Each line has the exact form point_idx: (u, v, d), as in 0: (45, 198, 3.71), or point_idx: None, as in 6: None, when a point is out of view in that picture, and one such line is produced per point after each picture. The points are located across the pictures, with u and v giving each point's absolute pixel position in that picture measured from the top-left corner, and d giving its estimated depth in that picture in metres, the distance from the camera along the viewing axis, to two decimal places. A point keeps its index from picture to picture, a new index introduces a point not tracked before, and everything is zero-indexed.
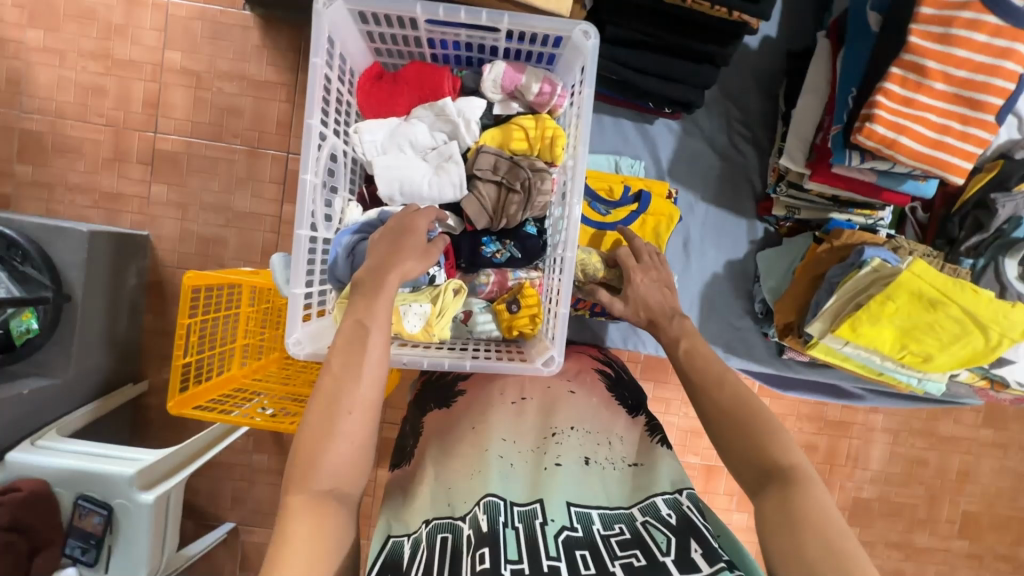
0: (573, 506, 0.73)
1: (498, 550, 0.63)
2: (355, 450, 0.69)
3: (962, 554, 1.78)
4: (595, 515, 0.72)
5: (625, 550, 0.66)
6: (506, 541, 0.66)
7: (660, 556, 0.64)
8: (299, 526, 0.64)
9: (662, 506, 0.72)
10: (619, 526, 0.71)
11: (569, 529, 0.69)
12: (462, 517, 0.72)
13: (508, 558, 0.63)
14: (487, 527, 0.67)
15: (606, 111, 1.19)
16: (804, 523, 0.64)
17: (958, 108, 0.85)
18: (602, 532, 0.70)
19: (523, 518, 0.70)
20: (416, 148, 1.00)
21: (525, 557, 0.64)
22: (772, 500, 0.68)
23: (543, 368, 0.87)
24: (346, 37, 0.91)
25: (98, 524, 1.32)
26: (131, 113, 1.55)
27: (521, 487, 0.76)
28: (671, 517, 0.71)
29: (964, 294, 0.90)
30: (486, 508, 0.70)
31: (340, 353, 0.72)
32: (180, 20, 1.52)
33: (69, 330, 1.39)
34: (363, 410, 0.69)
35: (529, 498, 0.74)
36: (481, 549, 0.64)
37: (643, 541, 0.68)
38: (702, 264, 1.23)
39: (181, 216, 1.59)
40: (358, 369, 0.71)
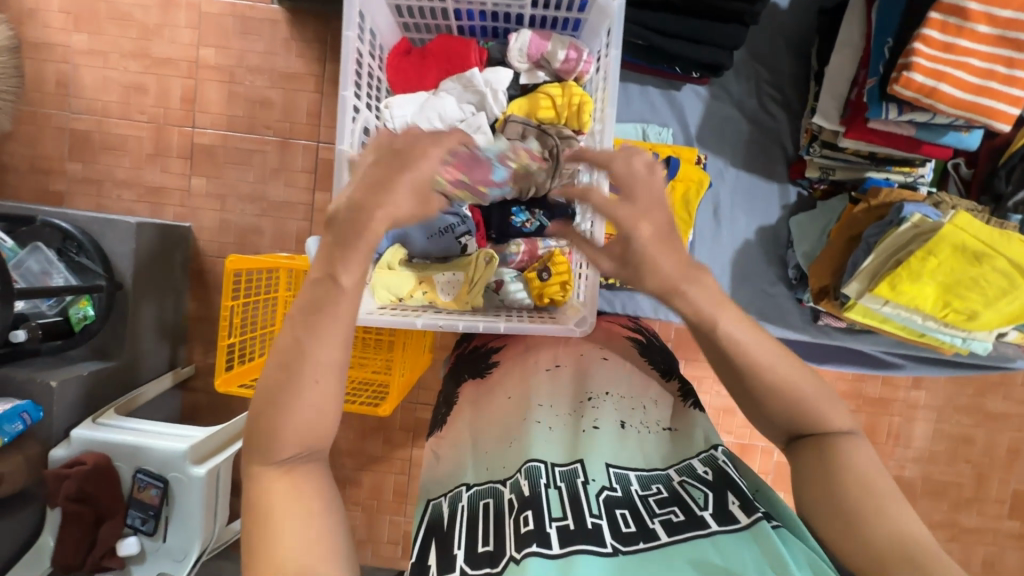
0: (612, 467, 0.73)
1: (542, 511, 0.64)
2: (326, 409, 0.59)
3: (1012, 534, 1.72)
4: (632, 476, 0.72)
5: (663, 508, 0.67)
6: (550, 501, 0.66)
7: (698, 511, 0.65)
8: (276, 491, 0.58)
9: (697, 464, 0.73)
10: (656, 487, 0.71)
11: (609, 489, 0.70)
12: (503, 481, 0.73)
13: (552, 516, 0.64)
14: (529, 491, 0.68)
15: (632, 79, 1.18)
16: (843, 478, 0.62)
17: (1003, 51, 0.82)
18: (640, 492, 0.70)
19: (564, 476, 0.71)
20: (445, 120, 1.00)
21: (569, 514, 0.65)
22: (806, 455, 0.66)
23: (576, 330, 0.88)
24: (375, 12, 0.93)
25: (155, 496, 1.40)
26: (170, 109, 1.62)
27: (559, 448, 0.76)
28: (706, 474, 0.72)
29: (1009, 245, 0.88)
30: (527, 473, 0.71)
31: (303, 312, 0.58)
32: (212, 18, 1.58)
33: (122, 315, 1.48)
34: (329, 375, 0.58)
35: (569, 458, 0.74)
36: (525, 512, 0.65)
37: (680, 498, 0.68)
38: (733, 231, 1.22)
39: (220, 207, 1.65)
40: (320, 327, 0.57)
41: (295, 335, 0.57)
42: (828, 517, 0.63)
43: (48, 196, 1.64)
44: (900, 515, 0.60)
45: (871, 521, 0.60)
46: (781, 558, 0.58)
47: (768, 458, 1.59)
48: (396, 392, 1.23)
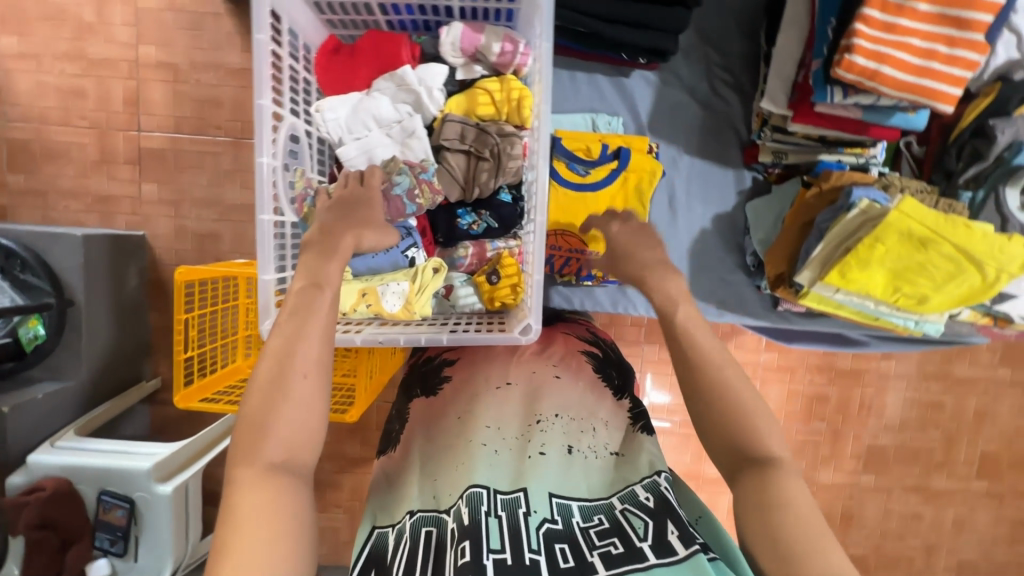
0: (555, 497, 0.72)
1: (480, 542, 0.64)
2: (312, 414, 0.68)
3: (982, 494, 1.75)
4: (574, 507, 0.72)
5: (603, 540, 0.67)
6: (490, 530, 0.66)
7: (638, 542, 0.66)
8: (246, 498, 0.62)
9: (640, 490, 0.73)
10: (598, 518, 0.71)
11: (550, 521, 0.69)
12: (446, 510, 0.73)
13: (491, 547, 0.64)
14: (469, 520, 0.67)
15: (580, 68, 1.14)
16: (781, 510, 0.65)
17: (944, 29, 0.79)
18: (581, 524, 0.70)
19: (507, 506, 0.69)
20: (381, 123, 0.96)
21: (508, 548, 0.64)
22: (748, 482, 0.69)
23: (521, 338, 0.86)
24: (292, 10, 0.87)
25: (122, 517, 1.36)
26: (112, 113, 1.53)
27: (504, 474, 0.75)
28: (649, 501, 0.71)
29: (955, 230, 0.86)
30: (469, 501, 0.70)
31: (290, 319, 0.71)
32: (150, 13, 1.49)
33: (76, 333, 1.41)
34: (316, 372, 0.69)
35: (512, 486, 0.73)
36: (463, 544, 0.64)
37: (621, 528, 0.68)
38: (689, 220, 1.19)
39: (174, 214, 1.58)
40: (310, 328, 0.70)
41: (287, 341, 0.69)
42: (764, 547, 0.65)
43: None
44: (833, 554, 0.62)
45: (805, 559, 0.62)
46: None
47: None
48: (366, 394, 1.17)
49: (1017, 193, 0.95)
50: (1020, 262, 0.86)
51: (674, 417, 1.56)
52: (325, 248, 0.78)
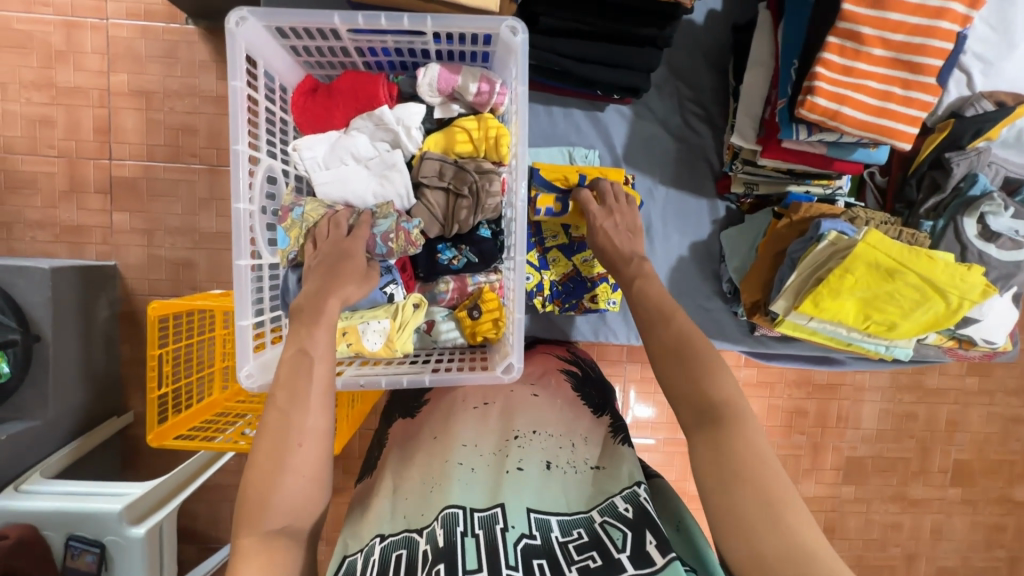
0: (533, 512, 0.67)
1: (455, 563, 0.59)
2: (319, 480, 0.71)
3: (957, 501, 1.79)
4: (553, 522, 0.67)
5: (581, 554, 0.63)
6: (465, 551, 0.61)
7: (615, 553, 0.62)
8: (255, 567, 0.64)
9: (619, 501, 0.69)
10: (577, 532, 0.66)
11: (528, 537, 0.64)
12: (418, 530, 0.67)
13: (466, 569, 0.59)
14: (444, 541, 0.62)
15: (556, 102, 1.16)
16: (743, 479, 0.63)
17: (899, 72, 0.84)
18: (560, 539, 0.66)
19: (484, 523, 0.65)
20: (359, 159, 0.96)
21: (485, 565, 0.60)
22: (705, 443, 0.67)
23: (504, 376, 0.85)
24: (268, 54, 0.88)
25: (91, 563, 1.30)
26: (82, 141, 1.50)
27: (480, 492, 0.70)
28: (627, 512, 0.67)
29: (919, 261, 0.90)
30: (443, 522, 0.65)
31: (286, 387, 0.73)
32: (122, 41, 1.47)
33: (43, 368, 1.35)
34: (312, 441, 0.71)
35: (489, 502, 0.68)
36: (437, 566, 0.60)
37: (600, 541, 0.64)
38: (667, 248, 1.21)
39: (147, 243, 1.55)
40: (305, 399, 0.72)
41: (283, 413, 0.71)
42: (725, 520, 0.63)
43: None
44: (797, 522, 0.60)
45: (766, 531, 0.60)
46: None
47: None
48: (348, 426, 1.15)
49: (974, 221, 1.00)
50: (979, 291, 0.90)
51: (657, 436, 1.53)
52: (310, 319, 0.79)
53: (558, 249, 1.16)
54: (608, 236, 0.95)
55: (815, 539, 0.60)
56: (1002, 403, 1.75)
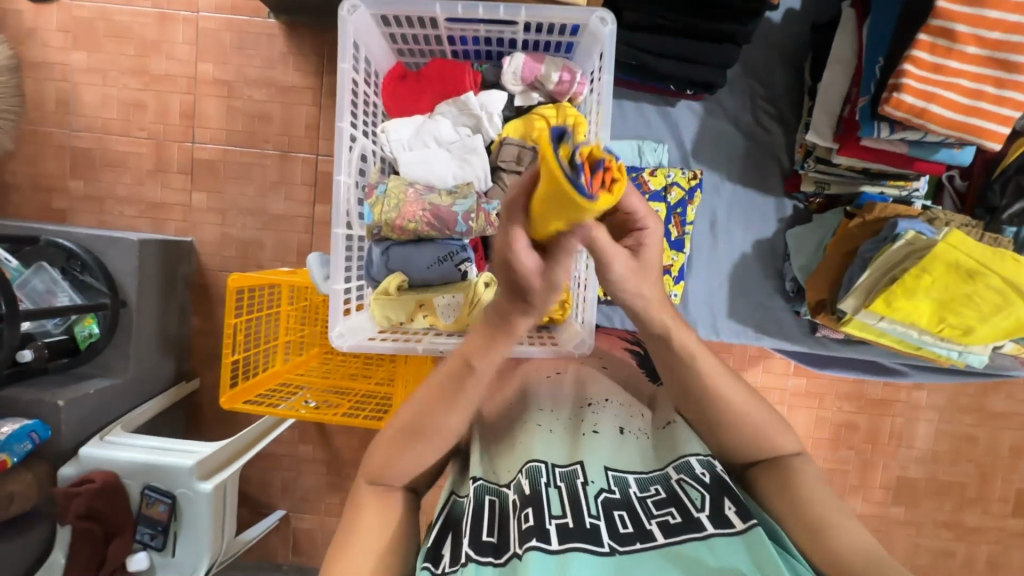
0: (610, 470, 0.69)
1: (542, 508, 0.63)
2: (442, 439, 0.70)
3: (1016, 532, 1.72)
4: (631, 479, 0.69)
5: (660, 509, 0.65)
6: (550, 500, 0.65)
7: (695, 512, 0.64)
8: (366, 518, 0.69)
9: (696, 463, 0.68)
10: (655, 487, 0.68)
11: (608, 491, 0.67)
12: (505, 483, 0.71)
13: (552, 514, 0.63)
14: (530, 490, 0.66)
15: (628, 97, 1.19)
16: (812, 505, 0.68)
17: (992, 71, 0.82)
18: (639, 494, 0.67)
19: (565, 477, 0.68)
20: (441, 142, 1.03)
21: (569, 513, 0.64)
22: (767, 474, 0.71)
23: (576, 351, 0.93)
24: (369, 40, 0.94)
25: (163, 512, 1.41)
26: (169, 125, 1.63)
27: (559, 450, 0.72)
28: (705, 475, 0.67)
29: (1004, 264, 0.89)
30: (529, 473, 0.68)
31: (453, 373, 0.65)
32: (209, 33, 1.59)
33: (127, 331, 1.49)
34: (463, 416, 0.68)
35: (568, 460, 0.70)
36: (526, 510, 0.64)
37: (678, 499, 0.66)
38: (730, 245, 1.22)
39: (221, 221, 1.66)
40: (451, 404, 0.67)
41: (427, 404, 0.67)
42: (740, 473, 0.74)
43: (51, 214, 1.65)
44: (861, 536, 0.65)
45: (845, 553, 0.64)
46: (773, 565, 0.59)
47: None
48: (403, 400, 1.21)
49: None
50: None
51: None
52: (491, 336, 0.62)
53: None
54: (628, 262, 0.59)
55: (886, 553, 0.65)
56: None
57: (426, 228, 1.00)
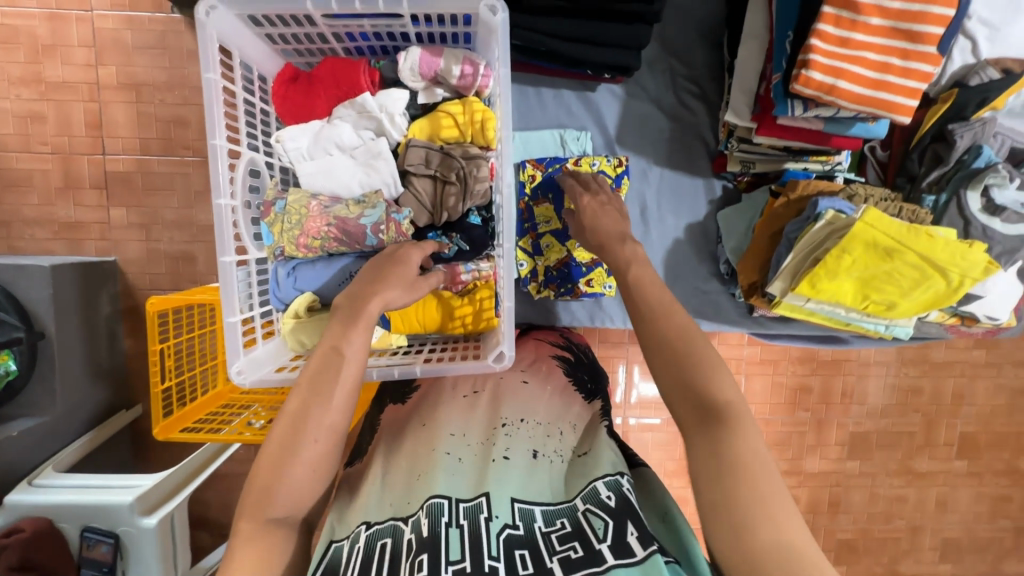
0: (517, 502, 0.65)
1: (438, 554, 0.57)
2: (318, 472, 0.69)
3: (962, 473, 1.78)
4: (537, 511, 0.65)
5: (563, 544, 0.60)
6: (449, 541, 0.59)
7: (597, 544, 0.59)
8: (245, 555, 0.63)
9: (602, 488, 0.66)
10: (560, 522, 0.64)
11: (510, 527, 0.62)
12: (404, 518, 0.65)
13: (448, 559, 0.57)
14: (427, 531, 0.60)
15: (545, 83, 1.13)
16: (738, 479, 0.58)
17: (897, 43, 0.80)
18: (543, 529, 0.63)
19: (467, 513, 0.63)
20: (343, 148, 0.95)
21: (467, 557, 0.57)
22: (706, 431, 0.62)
23: (496, 365, 0.85)
24: (244, 43, 0.86)
25: (107, 552, 1.31)
26: (75, 137, 1.48)
27: (466, 483, 0.68)
28: (610, 500, 0.65)
29: (918, 240, 0.87)
30: (430, 510, 0.63)
31: (311, 378, 0.72)
32: (107, 33, 1.44)
33: (49, 364, 1.36)
34: (328, 439, 0.70)
35: (473, 493, 0.66)
36: (420, 556, 0.57)
37: (583, 531, 0.61)
38: (663, 232, 1.19)
39: (146, 237, 1.54)
40: (328, 396, 0.71)
41: (304, 402, 0.71)
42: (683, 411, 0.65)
43: None
44: (790, 526, 0.56)
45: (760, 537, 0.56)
46: None
47: None
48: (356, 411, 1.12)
49: (977, 196, 0.97)
50: (981, 268, 0.87)
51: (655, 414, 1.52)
52: (349, 317, 0.77)
53: (552, 235, 1.13)
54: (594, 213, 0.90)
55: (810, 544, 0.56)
56: (1008, 374, 1.72)
57: (334, 244, 0.93)
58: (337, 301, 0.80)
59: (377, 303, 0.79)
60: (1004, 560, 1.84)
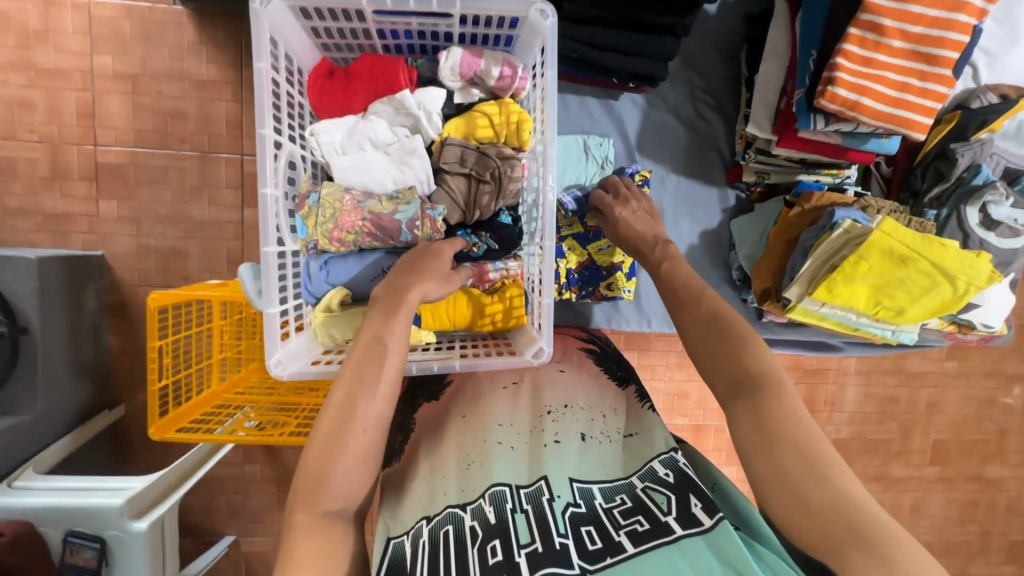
0: (575, 482, 0.69)
1: (510, 539, 0.61)
2: (367, 467, 0.69)
3: (935, 479, 1.79)
4: (595, 490, 0.69)
5: (627, 518, 0.64)
6: (517, 527, 0.63)
7: (662, 516, 0.63)
8: (303, 547, 0.62)
9: (659, 467, 0.70)
10: (620, 497, 0.68)
11: (574, 505, 0.66)
12: (463, 506, 0.68)
13: (520, 543, 0.61)
14: (495, 518, 0.64)
15: (570, 90, 1.17)
16: (784, 441, 0.62)
17: (916, 64, 0.86)
18: (604, 505, 0.67)
19: (530, 498, 0.67)
20: (378, 144, 0.96)
21: (537, 538, 0.61)
22: (751, 400, 0.66)
23: (533, 360, 0.86)
24: (288, 35, 0.87)
25: (91, 559, 1.20)
26: (65, 126, 1.36)
27: (521, 469, 0.72)
28: (668, 476, 0.69)
29: (931, 249, 0.94)
30: (492, 499, 0.67)
31: (356, 366, 0.72)
32: (105, 21, 1.33)
33: (32, 360, 1.24)
34: (375, 429, 0.69)
35: (533, 477, 0.70)
36: (492, 542, 0.61)
37: (644, 505, 0.65)
38: (678, 237, 1.23)
39: (136, 232, 1.42)
40: (373, 386, 0.71)
41: (349, 394, 0.70)
42: (721, 383, 0.71)
43: None
44: (841, 480, 0.59)
45: (811, 489, 0.58)
46: (742, 559, 0.57)
47: (722, 435, 1.56)
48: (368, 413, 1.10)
49: (977, 210, 1.04)
50: (986, 276, 0.94)
51: None
52: (391, 309, 0.77)
53: (574, 238, 1.16)
54: (627, 222, 0.96)
55: (863, 497, 0.58)
56: (977, 385, 1.74)
57: (367, 238, 0.93)
58: (375, 296, 0.78)
59: (417, 291, 0.79)
60: (971, 564, 1.84)
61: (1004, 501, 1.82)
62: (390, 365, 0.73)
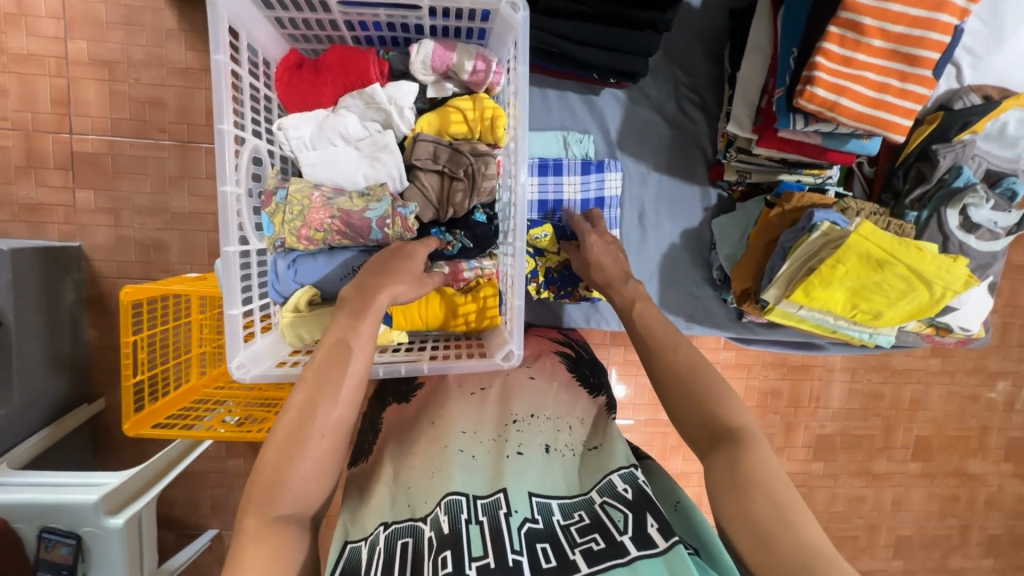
0: (535, 497, 0.68)
1: (461, 551, 0.60)
2: (327, 475, 0.68)
3: (916, 475, 1.80)
4: (554, 505, 0.68)
5: (583, 536, 0.64)
6: (471, 539, 0.62)
7: (619, 536, 0.62)
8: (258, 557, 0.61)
9: (618, 481, 0.69)
10: (578, 514, 0.67)
11: (531, 521, 0.65)
12: (423, 518, 0.67)
13: (472, 556, 0.60)
14: (449, 528, 0.63)
15: (550, 84, 1.14)
16: (754, 486, 0.64)
17: (897, 64, 0.84)
18: (562, 522, 0.66)
19: (488, 509, 0.66)
20: (348, 140, 0.93)
21: (490, 552, 0.60)
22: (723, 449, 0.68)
23: (504, 363, 0.85)
24: (251, 25, 0.84)
25: (67, 555, 1.18)
26: (39, 113, 1.32)
27: (482, 479, 0.71)
28: (627, 492, 0.68)
29: (909, 253, 0.93)
30: (448, 508, 0.66)
31: (317, 372, 0.70)
32: (79, 5, 1.28)
33: (6, 355, 1.21)
34: (335, 435, 0.68)
35: (490, 489, 0.69)
36: (444, 553, 0.60)
37: (602, 523, 0.65)
38: (659, 235, 1.22)
39: (114, 223, 1.39)
40: (334, 392, 0.69)
41: (310, 398, 0.68)
42: (694, 429, 0.73)
43: None
44: (805, 524, 0.61)
45: (777, 533, 0.61)
46: None
47: None
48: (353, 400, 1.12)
49: (957, 213, 1.04)
50: (962, 281, 0.93)
51: (639, 415, 1.51)
52: (359, 310, 0.75)
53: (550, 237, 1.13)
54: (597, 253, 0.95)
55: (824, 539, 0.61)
56: (961, 381, 1.75)
57: (337, 236, 0.91)
58: (342, 298, 0.76)
59: (383, 297, 0.77)
60: (951, 557, 1.86)
61: (984, 496, 1.83)
62: (356, 367, 0.71)
